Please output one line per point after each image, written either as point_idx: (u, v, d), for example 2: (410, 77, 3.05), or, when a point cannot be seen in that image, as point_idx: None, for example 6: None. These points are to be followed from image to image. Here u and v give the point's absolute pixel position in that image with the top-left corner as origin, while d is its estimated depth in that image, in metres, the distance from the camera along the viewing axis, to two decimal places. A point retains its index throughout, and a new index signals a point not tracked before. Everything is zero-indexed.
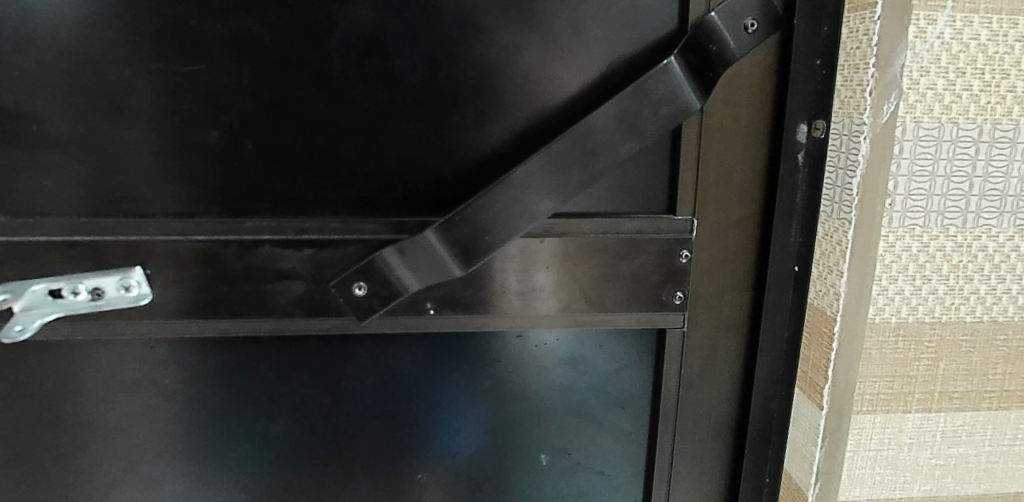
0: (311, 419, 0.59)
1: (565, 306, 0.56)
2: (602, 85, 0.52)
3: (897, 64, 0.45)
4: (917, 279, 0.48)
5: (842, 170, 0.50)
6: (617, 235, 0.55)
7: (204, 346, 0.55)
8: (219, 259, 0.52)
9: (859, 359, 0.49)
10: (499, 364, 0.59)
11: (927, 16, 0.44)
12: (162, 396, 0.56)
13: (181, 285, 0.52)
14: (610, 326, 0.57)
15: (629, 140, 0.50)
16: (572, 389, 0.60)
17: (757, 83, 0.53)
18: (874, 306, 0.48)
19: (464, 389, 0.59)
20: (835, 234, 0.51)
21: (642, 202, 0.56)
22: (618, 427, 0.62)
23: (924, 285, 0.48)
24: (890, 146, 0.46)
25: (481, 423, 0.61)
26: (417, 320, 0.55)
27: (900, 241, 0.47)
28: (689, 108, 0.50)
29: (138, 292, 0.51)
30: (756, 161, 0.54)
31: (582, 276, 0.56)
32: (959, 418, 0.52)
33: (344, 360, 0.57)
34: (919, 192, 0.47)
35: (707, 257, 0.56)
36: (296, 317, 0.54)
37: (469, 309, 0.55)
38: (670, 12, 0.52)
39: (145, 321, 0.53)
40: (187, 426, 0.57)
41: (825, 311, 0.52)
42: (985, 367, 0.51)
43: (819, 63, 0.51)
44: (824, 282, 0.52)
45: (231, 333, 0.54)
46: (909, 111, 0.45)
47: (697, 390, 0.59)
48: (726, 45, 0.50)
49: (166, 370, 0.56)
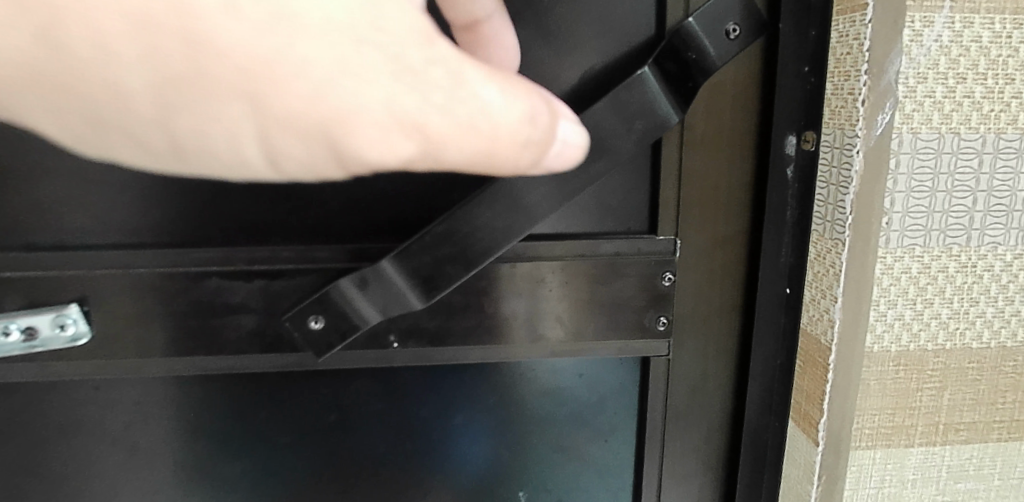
0: (273, 460, 0.55)
1: (540, 335, 0.52)
2: (573, 98, 0.49)
3: (892, 70, 0.41)
4: (918, 304, 0.44)
5: (834, 186, 0.45)
6: (594, 258, 0.51)
7: (153, 385, 0.52)
8: (164, 294, 0.48)
9: (858, 391, 0.45)
10: (472, 397, 0.55)
11: (923, 17, 0.40)
12: (110, 439, 0.52)
13: (123, 322, 0.48)
14: (589, 355, 0.53)
15: (601, 158, 0.46)
16: (553, 422, 0.57)
17: (742, 91, 0.49)
18: (872, 334, 0.44)
19: (436, 425, 0.56)
20: (828, 256, 0.46)
21: (623, 221, 0.52)
22: (602, 460, 0.58)
23: (926, 310, 0.45)
24: (886, 161, 0.42)
25: (457, 459, 0.57)
26: (380, 354, 0.51)
27: (898, 262, 0.44)
28: (666, 121, 0.46)
29: (75, 331, 0.47)
30: (744, 174, 0.50)
31: (557, 302, 0.52)
32: (966, 450, 0.48)
33: (304, 397, 0.54)
34: (919, 210, 0.43)
35: (692, 280, 0.52)
36: (248, 353, 0.50)
37: (436, 340, 0.52)
38: (646, 18, 0.48)
39: (84, 360, 0.49)
40: (140, 470, 0.54)
41: (819, 340, 0.48)
42: (993, 395, 0.47)
43: (807, 69, 0.47)
44: (818, 307, 0.48)
45: (180, 371, 0.50)
46: (905, 122, 0.41)
47: (685, 421, 0.56)
48: (706, 52, 0.46)
49: (112, 412, 0.52)
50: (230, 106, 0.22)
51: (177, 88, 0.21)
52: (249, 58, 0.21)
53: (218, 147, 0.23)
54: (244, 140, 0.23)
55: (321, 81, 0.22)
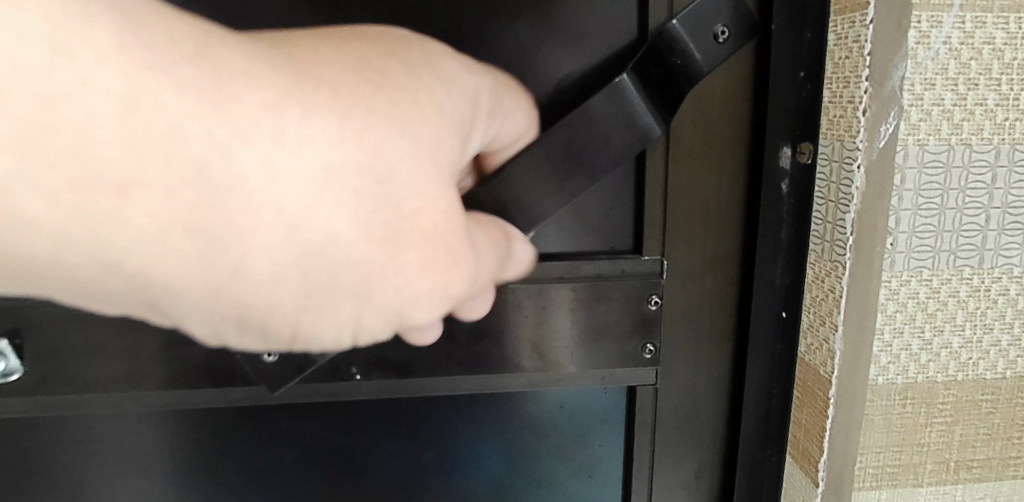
0: (236, 494, 0.52)
1: (518, 364, 0.48)
2: (550, 108, 0.45)
3: (896, 76, 0.37)
4: (927, 332, 0.40)
5: (834, 203, 0.41)
6: (574, 281, 0.47)
7: (106, 418, 0.49)
8: (106, 324, 0.44)
9: (860, 428, 0.42)
10: (446, 429, 0.52)
11: (931, 16, 0.36)
12: (63, 473, 0.50)
13: (61, 356, 0.45)
14: (570, 384, 0.49)
15: (574, 177, 0.42)
16: (533, 456, 0.53)
17: (731, 100, 0.45)
18: (875, 365, 0.40)
19: (408, 459, 0.52)
20: (827, 279, 0.42)
21: (604, 240, 0.48)
22: (586, 494, 0.55)
23: (936, 338, 0.41)
24: (890, 177, 0.38)
25: (430, 493, 0.54)
26: (342, 386, 0.48)
27: (905, 287, 0.40)
28: (648, 134, 0.42)
29: (6, 367, 0.44)
30: (737, 189, 0.46)
31: (535, 329, 0.48)
32: (980, 489, 0.44)
33: (264, 431, 0.50)
34: (927, 229, 0.39)
35: (681, 303, 0.48)
36: (199, 388, 0.47)
37: (402, 372, 0.48)
38: (628, 21, 0.44)
39: (19, 396, 0.45)
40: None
41: (818, 371, 0.44)
42: (1009, 430, 0.43)
43: (803, 75, 0.42)
44: (816, 335, 0.44)
45: (127, 407, 0.47)
46: (911, 132, 0.37)
47: (675, 454, 0.51)
48: (692, 57, 0.42)
49: (63, 447, 0.49)
50: (346, 314, 0.27)
51: (321, 297, 0.26)
52: (377, 277, 0.26)
53: (330, 332, 0.27)
54: (351, 331, 0.27)
55: (423, 291, 0.27)
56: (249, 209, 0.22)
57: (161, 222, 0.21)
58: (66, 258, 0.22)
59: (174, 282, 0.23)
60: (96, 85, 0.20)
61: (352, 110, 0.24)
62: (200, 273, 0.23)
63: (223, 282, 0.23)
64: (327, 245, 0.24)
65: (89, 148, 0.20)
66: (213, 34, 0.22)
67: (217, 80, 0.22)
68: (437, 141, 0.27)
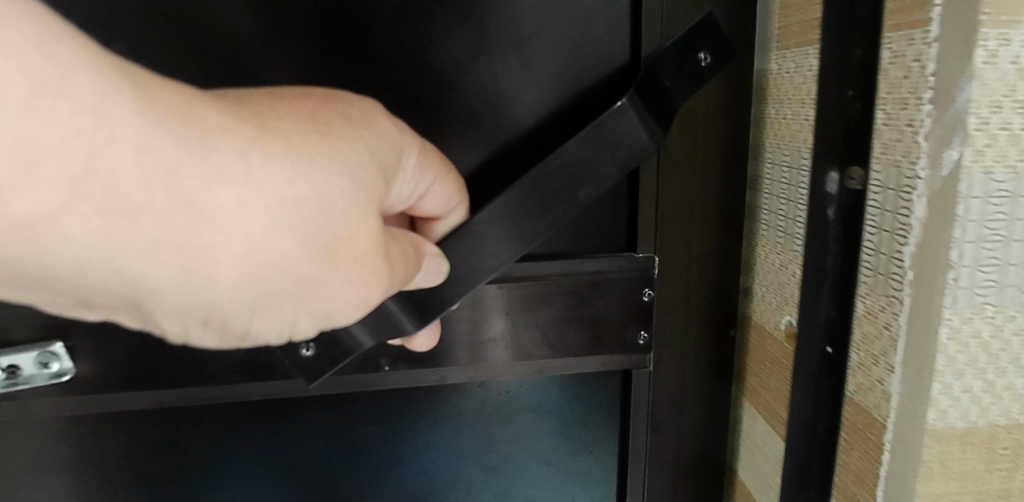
0: (263, 470, 0.58)
1: (525, 354, 0.53)
2: (551, 119, 0.49)
3: (960, 99, 0.34)
4: (991, 373, 0.37)
5: (886, 233, 0.39)
6: (576, 276, 0.52)
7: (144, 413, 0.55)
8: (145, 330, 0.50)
9: (917, 477, 0.38)
10: (460, 407, 0.57)
11: (1001, 33, 0.33)
12: (98, 464, 0.56)
13: (104, 357, 0.50)
14: (570, 370, 0.54)
15: (582, 185, 0.45)
16: (534, 434, 0.58)
17: (713, 116, 0.49)
18: (936, 410, 0.37)
19: (426, 431, 0.58)
20: (880, 314, 0.39)
21: (603, 241, 0.53)
22: (583, 474, 0.60)
23: (999, 379, 0.38)
24: (953, 208, 0.35)
25: (445, 466, 0.59)
26: (371, 376, 0.53)
27: (968, 325, 0.36)
28: (646, 147, 0.45)
29: (60, 368, 0.50)
30: (717, 191, 0.51)
31: (541, 321, 0.53)
32: None
33: (292, 412, 0.56)
34: (992, 263, 0.36)
35: (672, 296, 0.53)
36: (236, 384, 0.51)
37: (425, 362, 0.53)
38: (620, 42, 0.48)
39: (66, 396, 0.51)
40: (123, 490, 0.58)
41: (869, 411, 0.41)
42: None
43: (852, 94, 0.40)
44: (868, 373, 0.41)
45: (166, 404, 0.52)
46: (976, 159, 0.34)
47: (668, 434, 0.56)
48: (680, 80, 0.46)
49: (99, 439, 0.56)
50: (289, 313, 0.35)
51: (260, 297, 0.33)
52: (304, 284, 0.33)
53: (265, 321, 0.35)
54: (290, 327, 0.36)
55: (347, 296, 0.36)
56: (223, 234, 0.29)
57: (152, 237, 0.28)
58: (71, 256, 0.27)
59: (148, 279, 0.29)
60: (123, 143, 0.26)
61: (300, 159, 0.31)
62: (178, 281, 0.30)
63: (200, 289, 0.31)
64: (271, 260, 0.31)
65: (115, 191, 0.26)
66: (194, 102, 0.29)
67: (202, 138, 0.28)
68: (364, 180, 0.35)
